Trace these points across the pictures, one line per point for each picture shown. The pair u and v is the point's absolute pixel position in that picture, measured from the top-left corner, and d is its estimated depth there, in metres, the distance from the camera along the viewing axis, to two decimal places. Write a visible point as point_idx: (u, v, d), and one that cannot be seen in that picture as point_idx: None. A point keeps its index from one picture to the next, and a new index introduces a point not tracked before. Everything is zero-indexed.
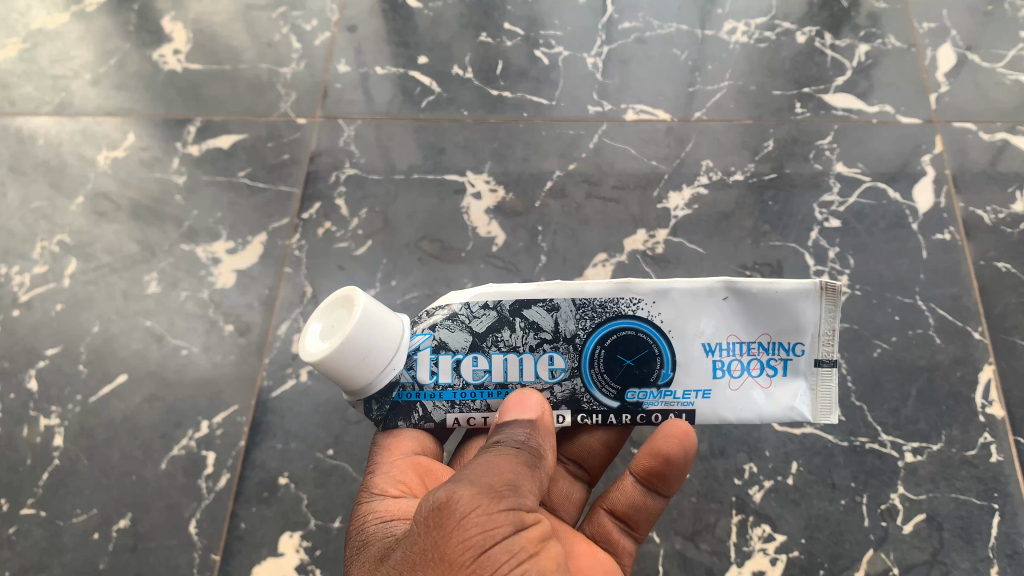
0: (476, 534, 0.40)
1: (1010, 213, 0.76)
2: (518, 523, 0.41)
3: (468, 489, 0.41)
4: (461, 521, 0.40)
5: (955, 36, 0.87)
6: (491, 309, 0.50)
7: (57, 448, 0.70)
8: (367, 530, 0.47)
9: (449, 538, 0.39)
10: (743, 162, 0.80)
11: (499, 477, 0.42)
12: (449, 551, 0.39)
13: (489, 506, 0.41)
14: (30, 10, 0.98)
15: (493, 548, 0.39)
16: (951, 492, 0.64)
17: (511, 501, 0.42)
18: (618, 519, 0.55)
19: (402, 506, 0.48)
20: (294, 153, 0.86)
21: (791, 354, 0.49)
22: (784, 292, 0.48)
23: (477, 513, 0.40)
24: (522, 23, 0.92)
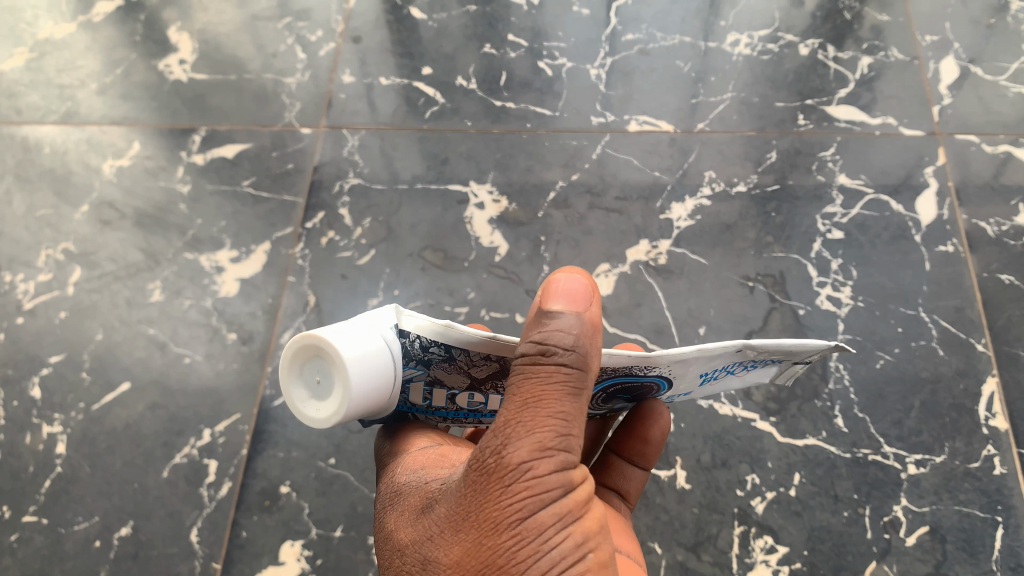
0: (526, 500, 0.38)
1: (1013, 225, 0.76)
2: (569, 484, 0.40)
3: (521, 448, 0.39)
4: (510, 485, 0.38)
5: (958, 49, 0.87)
6: (491, 361, 0.45)
7: (59, 456, 0.71)
8: (399, 480, 0.47)
9: (495, 502, 0.39)
10: (746, 173, 0.81)
11: (554, 427, 0.40)
12: (493, 515, 0.39)
13: (540, 468, 0.39)
14: (37, 20, 0.99)
15: (539, 514, 0.39)
16: (954, 505, 0.63)
17: (564, 458, 0.39)
18: (610, 489, 0.60)
19: (433, 458, 0.48)
20: (298, 162, 0.86)
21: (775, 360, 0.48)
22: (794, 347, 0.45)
23: (526, 478, 0.38)
24: (526, 35, 0.93)
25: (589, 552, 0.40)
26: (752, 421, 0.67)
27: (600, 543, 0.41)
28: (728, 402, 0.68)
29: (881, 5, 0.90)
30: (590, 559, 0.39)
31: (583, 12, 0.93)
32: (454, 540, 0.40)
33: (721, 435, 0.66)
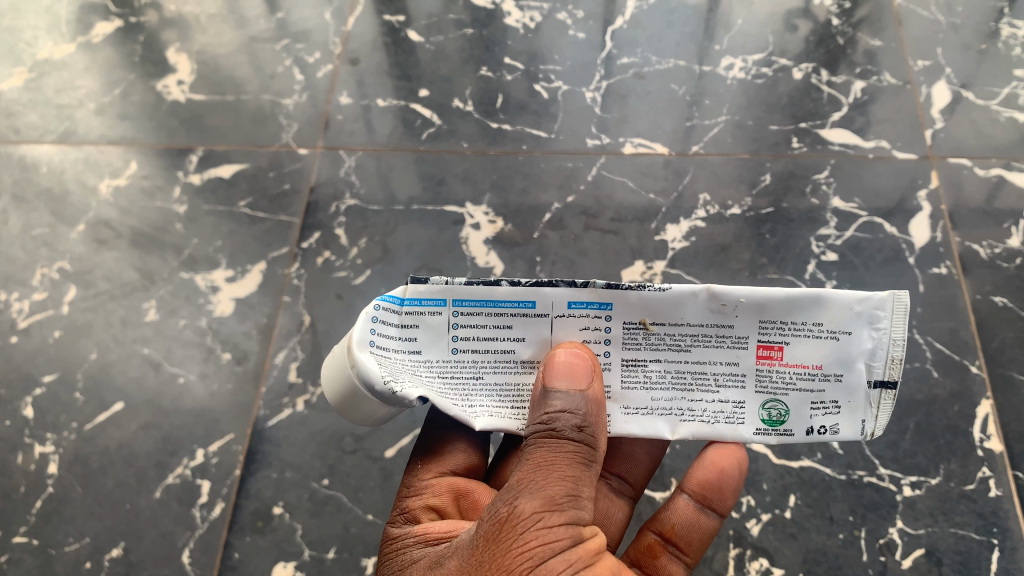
0: (536, 547, 0.41)
1: (1006, 248, 0.76)
2: (575, 536, 0.42)
3: (531, 501, 0.42)
4: (522, 534, 0.41)
5: (950, 74, 0.88)
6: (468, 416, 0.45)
7: (51, 476, 0.70)
8: (406, 554, 0.49)
9: (508, 551, 0.41)
10: (740, 196, 0.81)
11: (561, 486, 0.42)
12: (507, 562, 0.40)
13: (550, 520, 0.41)
14: (37, 41, 0.99)
15: (550, 561, 0.41)
16: (950, 527, 0.63)
17: (572, 514, 0.42)
18: (668, 541, 0.53)
19: (437, 527, 0.49)
20: (295, 182, 0.86)
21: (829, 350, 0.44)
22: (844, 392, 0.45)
23: (537, 526, 0.41)
24: (522, 58, 0.94)
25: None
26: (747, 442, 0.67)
27: None
28: None
29: (874, 30, 0.92)
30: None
31: (579, 36, 0.94)
32: None
33: None
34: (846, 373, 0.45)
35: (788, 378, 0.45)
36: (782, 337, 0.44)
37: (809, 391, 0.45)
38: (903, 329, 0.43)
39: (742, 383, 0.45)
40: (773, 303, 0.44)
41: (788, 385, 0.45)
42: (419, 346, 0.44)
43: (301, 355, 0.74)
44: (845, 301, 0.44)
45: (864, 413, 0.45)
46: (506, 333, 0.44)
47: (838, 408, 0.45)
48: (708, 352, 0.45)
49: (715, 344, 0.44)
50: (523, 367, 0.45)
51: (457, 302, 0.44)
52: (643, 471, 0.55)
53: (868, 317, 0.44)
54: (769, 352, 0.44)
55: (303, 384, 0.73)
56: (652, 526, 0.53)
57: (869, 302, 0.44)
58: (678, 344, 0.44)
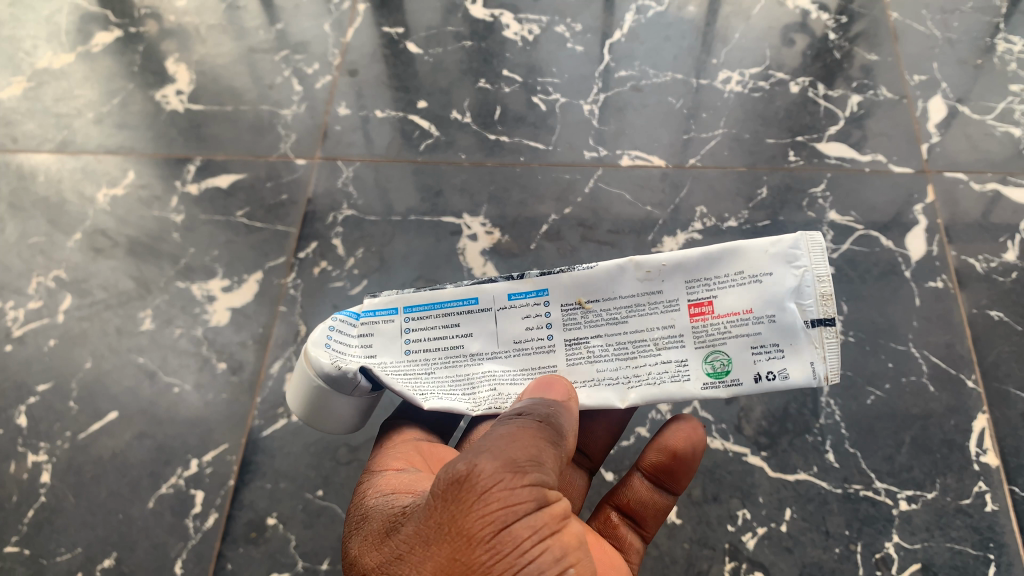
0: (498, 510, 0.39)
1: (1002, 262, 0.76)
2: (541, 500, 0.40)
3: (491, 462, 0.40)
4: (483, 496, 0.39)
5: (946, 88, 0.89)
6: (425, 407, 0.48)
7: (43, 485, 0.70)
8: (368, 504, 0.48)
9: (468, 514, 0.39)
10: (737, 209, 0.81)
11: (523, 452, 0.42)
12: (468, 526, 0.39)
13: (511, 482, 0.40)
14: (36, 50, 1.00)
15: (512, 526, 0.39)
16: (946, 542, 0.63)
17: (535, 478, 0.41)
18: (627, 514, 0.57)
19: (401, 480, 0.48)
20: (292, 193, 0.86)
21: (757, 297, 0.45)
22: (784, 337, 0.45)
23: (499, 488, 0.39)
24: (520, 70, 0.94)
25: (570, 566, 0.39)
26: (743, 455, 0.66)
27: (580, 560, 0.40)
28: (720, 436, 0.67)
29: (870, 45, 0.93)
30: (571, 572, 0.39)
31: (577, 49, 0.95)
32: (431, 553, 0.39)
33: (712, 469, 0.66)
34: (779, 314, 0.45)
35: (723, 329, 0.46)
36: (710, 291, 0.46)
37: (746, 337, 0.45)
38: (825, 266, 0.44)
39: (681, 342, 0.47)
40: (694, 262, 0.46)
41: (724, 334, 0.46)
42: (375, 350, 0.50)
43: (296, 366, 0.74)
44: (759, 247, 0.45)
45: (810, 354, 0.45)
46: (455, 329, 0.50)
47: (780, 350, 0.45)
48: (645, 319, 0.47)
49: (649, 310, 0.47)
50: (472, 358, 0.50)
51: (407, 309, 0.51)
52: (601, 447, 0.59)
53: (787, 256, 0.45)
54: (699, 308, 0.46)
55: None
56: (611, 501, 0.58)
57: (782, 243, 0.45)
58: (613, 317, 0.48)
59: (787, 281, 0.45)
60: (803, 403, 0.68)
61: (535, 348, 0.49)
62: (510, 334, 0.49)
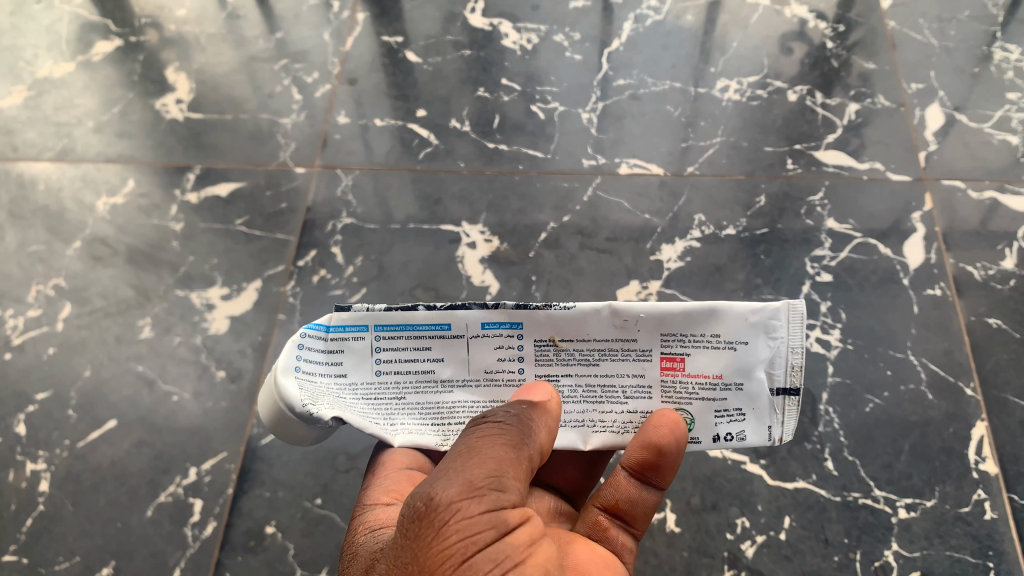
0: (456, 542, 0.39)
1: (1000, 269, 0.76)
2: (502, 525, 0.40)
3: (451, 490, 0.40)
4: (441, 530, 0.39)
5: (943, 97, 0.89)
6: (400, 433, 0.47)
7: (42, 494, 0.69)
8: (358, 540, 0.47)
9: (427, 549, 0.39)
10: (735, 217, 0.81)
11: (485, 474, 0.41)
12: (427, 561, 0.38)
13: (469, 510, 0.39)
14: (37, 59, 1.00)
15: (472, 557, 0.38)
16: (946, 550, 0.63)
17: (495, 502, 0.40)
18: (616, 515, 0.52)
19: (397, 514, 0.47)
20: (291, 201, 0.86)
21: (729, 363, 0.45)
22: (747, 403, 0.46)
23: (456, 517, 0.39)
24: (519, 78, 0.95)
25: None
26: (742, 463, 0.66)
27: None
28: (719, 445, 0.67)
29: (868, 54, 0.93)
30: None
31: (576, 58, 0.95)
32: None
33: (711, 478, 0.66)
34: (747, 382, 0.46)
35: (690, 388, 0.46)
36: (684, 348, 0.45)
37: (711, 399, 0.46)
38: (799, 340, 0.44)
39: (648, 394, 0.46)
40: (674, 318, 0.45)
41: (691, 394, 0.46)
42: (346, 369, 0.46)
43: None
44: (739, 313, 0.45)
45: (769, 419, 0.46)
46: (427, 354, 0.46)
47: (741, 415, 0.46)
48: (615, 365, 0.46)
49: (621, 357, 0.46)
50: (444, 386, 0.47)
51: (378, 327, 0.45)
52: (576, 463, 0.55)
53: (765, 326, 0.44)
54: (672, 363, 0.45)
55: None
56: (597, 502, 0.53)
57: (763, 314, 0.44)
58: (586, 358, 0.46)
59: (759, 351, 0.45)
60: (801, 411, 0.69)
61: (506, 380, 0.47)
62: (481, 364, 0.46)
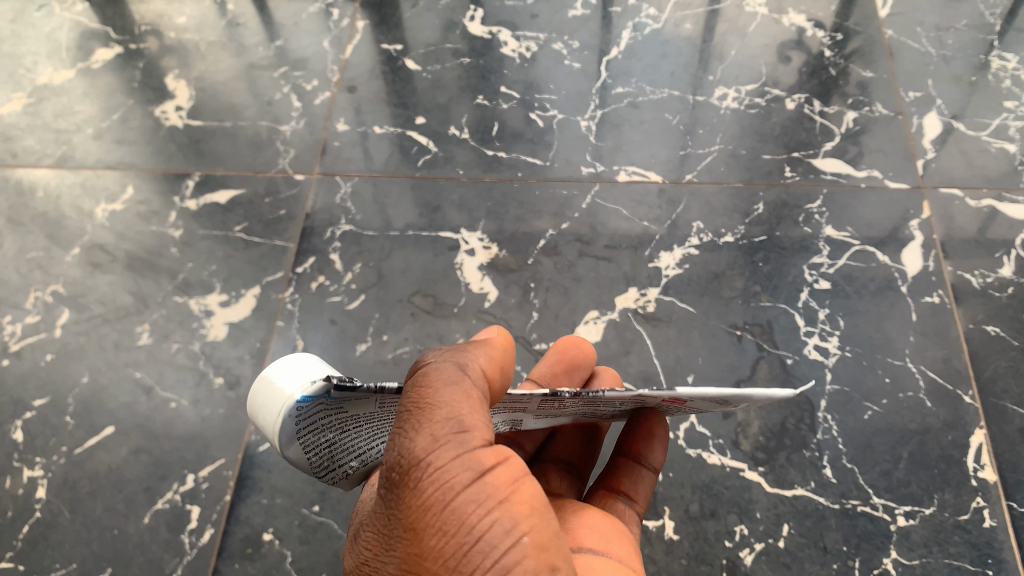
0: (432, 493, 0.38)
1: (998, 277, 0.76)
2: (477, 468, 0.38)
3: (419, 446, 0.39)
4: (416, 483, 0.38)
5: (941, 105, 0.89)
6: None
7: (38, 500, 0.69)
8: (363, 510, 0.48)
9: (407, 505, 0.38)
10: (733, 224, 0.81)
11: (445, 425, 0.39)
12: (414, 521, 0.38)
13: (440, 460, 0.38)
14: (37, 66, 1.01)
15: (449, 503, 0.37)
16: (945, 558, 0.62)
17: (461, 447, 0.39)
18: (618, 492, 0.56)
19: None
20: (290, 208, 0.86)
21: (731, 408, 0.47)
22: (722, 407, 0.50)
23: (430, 471, 0.38)
24: (518, 86, 0.95)
25: (522, 533, 0.37)
26: (740, 470, 0.66)
27: (533, 519, 0.38)
28: (717, 452, 0.67)
29: (866, 62, 0.93)
30: (522, 539, 0.37)
31: (575, 66, 0.96)
32: (394, 554, 0.39)
33: (710, 485, 0.66)
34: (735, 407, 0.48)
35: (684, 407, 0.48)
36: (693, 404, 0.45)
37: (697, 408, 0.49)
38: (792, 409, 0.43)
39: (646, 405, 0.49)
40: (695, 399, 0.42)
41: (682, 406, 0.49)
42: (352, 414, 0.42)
43: None
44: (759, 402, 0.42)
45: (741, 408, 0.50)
46: None
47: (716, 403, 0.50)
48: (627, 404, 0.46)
49: (634, 401, 0.45)
50: None
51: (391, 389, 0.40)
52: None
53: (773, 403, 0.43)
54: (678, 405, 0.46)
55: None
56: (601, 484, 0.57)
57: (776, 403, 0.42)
58: (602, 404, 0.45)
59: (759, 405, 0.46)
60: (800, 417, 0.69)
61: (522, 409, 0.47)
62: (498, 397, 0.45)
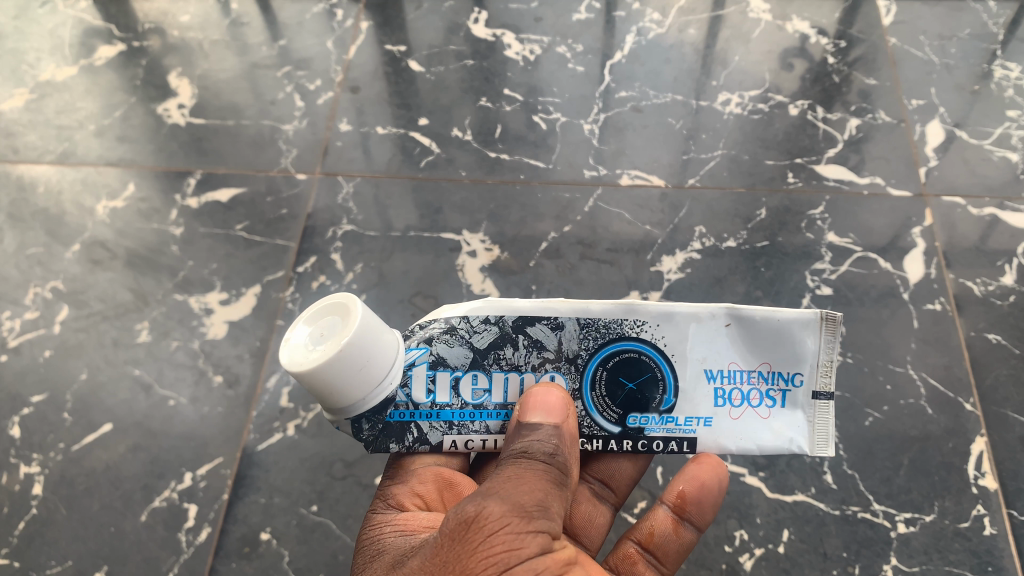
0: (502, 552, 0.39)
1: (999, 286, 0.76)
2: (544, 547, 0.41)
3: (499, 504, 0.41)
4: (488, 538, 0.40)
5: (944, 113, 0.89)
6: (492, 325, 0.49)
7: (35, 497, 0.69)
8: (383, 540, 0.48)
9: (472, 555, 0.39)
10: (735, 230, 0.81)
11: (531, 497, 0.42)
12: (471, 566, 0.39)
13: (517, 526, 0.40)
14: (39, 63, 1.01)
15: (515, 568, 0.39)
16: (944, 565, 0.62)
17: (540, 524, 0.41)
18: (646, 549, 0.55)
19: (419, 521, 0.49)
20: (292, 208, 0.86)
21: (790, 384, 0.49)
22: (784, 321, 0.48)
23: (505, 530, 0.40)
24: (521, 89, 0.95)
25: None
26: (741, 475, 0.66)
27: None
28: None
29: (869, 70, 0.94)
30: None
31: (578, 69, 0.96)
32: None
33: None
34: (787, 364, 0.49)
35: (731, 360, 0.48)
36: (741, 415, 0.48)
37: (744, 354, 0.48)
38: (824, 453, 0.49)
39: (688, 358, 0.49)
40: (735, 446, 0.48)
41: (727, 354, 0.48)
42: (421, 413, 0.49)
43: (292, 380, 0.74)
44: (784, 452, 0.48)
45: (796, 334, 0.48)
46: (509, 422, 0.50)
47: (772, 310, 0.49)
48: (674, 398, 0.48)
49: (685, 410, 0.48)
50: None
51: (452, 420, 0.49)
52: (627, 479, 0.57)
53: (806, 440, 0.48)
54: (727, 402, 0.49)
55: (294, 409, 0.72)
56: (631, 535, 0.56)
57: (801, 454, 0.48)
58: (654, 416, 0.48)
59: (824, 386, 0.49)
60: None
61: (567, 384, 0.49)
62: None
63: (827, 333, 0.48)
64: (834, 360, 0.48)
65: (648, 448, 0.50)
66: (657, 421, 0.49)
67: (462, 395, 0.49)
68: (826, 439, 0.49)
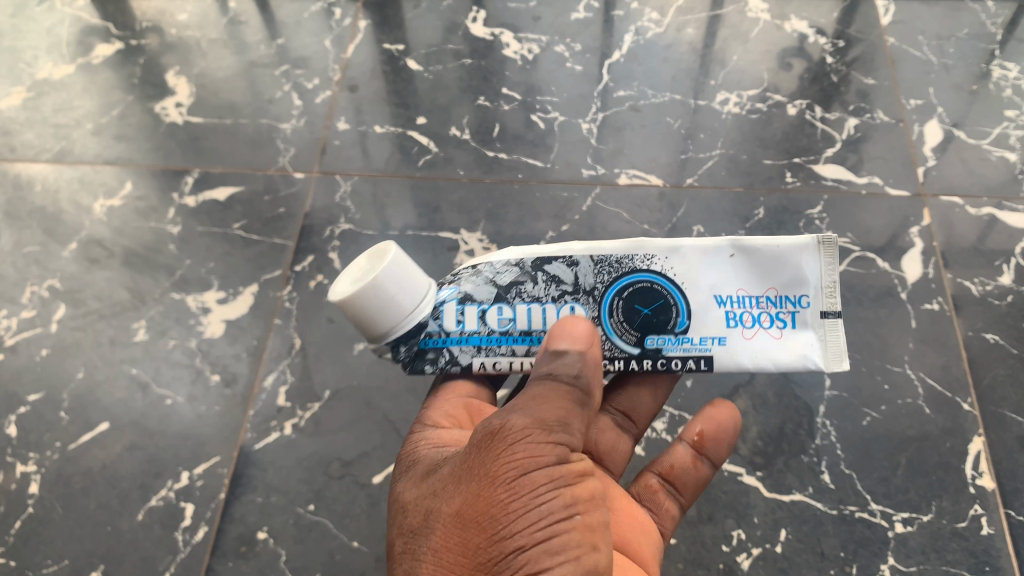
0: (519, 458, 0.40)
1: (997, 285, 0.76)
2: (564, 457, 0.41)
3: (522, 418, 0.41)
4: (507, 445, 0.40)
5: (942, 113, 0.89)
6: (513, 265, 0.50)
7: (31, 496, 0.68)
8: (420, 451, 0.49)
9: (492, 460, 0.40)
10: (733, 229, 0.81)
11: (554, 412, 0.42)
12: (491, 469, 0.40)
13: (536, 438, 0.41)
14: (36, 61, 1.01)
15: (532, 473, 0.40)
16: (942, 565, 0.62)
17: (561, 437, 0.41)
18: (667, 481, 0.57)
19: (454, 435, 0.50)
20: (290, 207, 0.86)
21: (797, 307, 0.48)
22: (786, 248, 0.48)
23: (524, 440, 0.40)
24: (520, 88, 0.95)
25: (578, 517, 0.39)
26: (739, 475, 0.66)
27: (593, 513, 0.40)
28: None
29: (867, 69, 0.94)
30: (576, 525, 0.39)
31: (576, 68, 0.96)
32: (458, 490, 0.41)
33: (708, 489, 0.65)
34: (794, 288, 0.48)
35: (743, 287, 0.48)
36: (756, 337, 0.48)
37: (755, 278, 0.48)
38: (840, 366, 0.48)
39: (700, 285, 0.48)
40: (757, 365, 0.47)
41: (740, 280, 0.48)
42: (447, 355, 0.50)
43: (290, 379, 0.73)
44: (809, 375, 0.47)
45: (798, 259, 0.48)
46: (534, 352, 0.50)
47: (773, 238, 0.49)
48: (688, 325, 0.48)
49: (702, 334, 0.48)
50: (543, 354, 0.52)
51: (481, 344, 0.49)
52: (648, 412, 0.58)
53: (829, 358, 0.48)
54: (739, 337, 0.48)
55: (292, 409, 0.72)
56: (652, 468, 0.58)
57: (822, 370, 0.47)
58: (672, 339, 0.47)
59: (831, 306, 0.48)
60: (798, 423, 0.68)
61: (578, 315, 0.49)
62: None
63: (827, 256, 0.48)
64: (837, 281, 0.48)
65: (666, 368, 0.49)
66: (674, 343, 0.49)
67: (489, 324, 0.49)
68: (840, 355, 0.48)
